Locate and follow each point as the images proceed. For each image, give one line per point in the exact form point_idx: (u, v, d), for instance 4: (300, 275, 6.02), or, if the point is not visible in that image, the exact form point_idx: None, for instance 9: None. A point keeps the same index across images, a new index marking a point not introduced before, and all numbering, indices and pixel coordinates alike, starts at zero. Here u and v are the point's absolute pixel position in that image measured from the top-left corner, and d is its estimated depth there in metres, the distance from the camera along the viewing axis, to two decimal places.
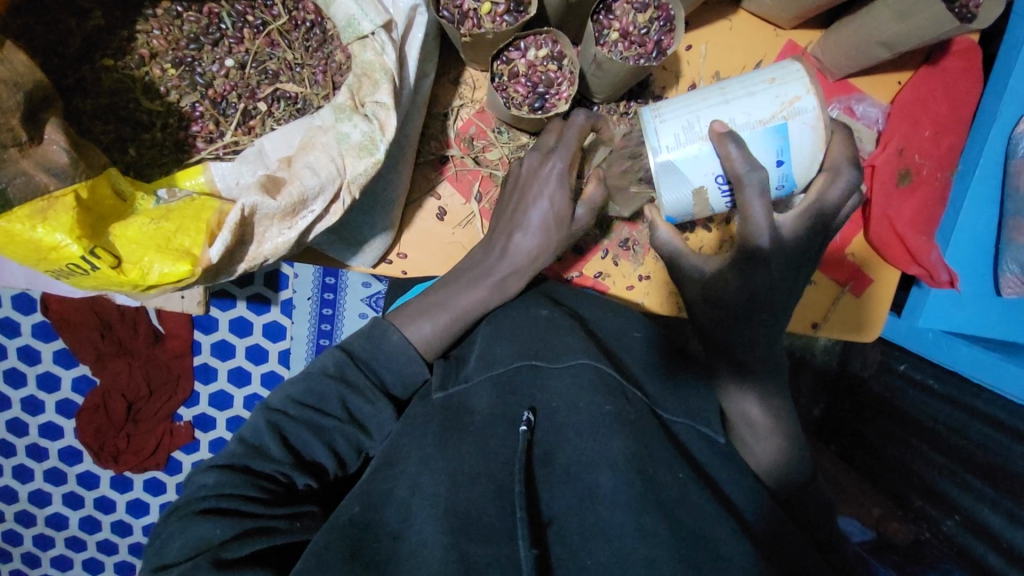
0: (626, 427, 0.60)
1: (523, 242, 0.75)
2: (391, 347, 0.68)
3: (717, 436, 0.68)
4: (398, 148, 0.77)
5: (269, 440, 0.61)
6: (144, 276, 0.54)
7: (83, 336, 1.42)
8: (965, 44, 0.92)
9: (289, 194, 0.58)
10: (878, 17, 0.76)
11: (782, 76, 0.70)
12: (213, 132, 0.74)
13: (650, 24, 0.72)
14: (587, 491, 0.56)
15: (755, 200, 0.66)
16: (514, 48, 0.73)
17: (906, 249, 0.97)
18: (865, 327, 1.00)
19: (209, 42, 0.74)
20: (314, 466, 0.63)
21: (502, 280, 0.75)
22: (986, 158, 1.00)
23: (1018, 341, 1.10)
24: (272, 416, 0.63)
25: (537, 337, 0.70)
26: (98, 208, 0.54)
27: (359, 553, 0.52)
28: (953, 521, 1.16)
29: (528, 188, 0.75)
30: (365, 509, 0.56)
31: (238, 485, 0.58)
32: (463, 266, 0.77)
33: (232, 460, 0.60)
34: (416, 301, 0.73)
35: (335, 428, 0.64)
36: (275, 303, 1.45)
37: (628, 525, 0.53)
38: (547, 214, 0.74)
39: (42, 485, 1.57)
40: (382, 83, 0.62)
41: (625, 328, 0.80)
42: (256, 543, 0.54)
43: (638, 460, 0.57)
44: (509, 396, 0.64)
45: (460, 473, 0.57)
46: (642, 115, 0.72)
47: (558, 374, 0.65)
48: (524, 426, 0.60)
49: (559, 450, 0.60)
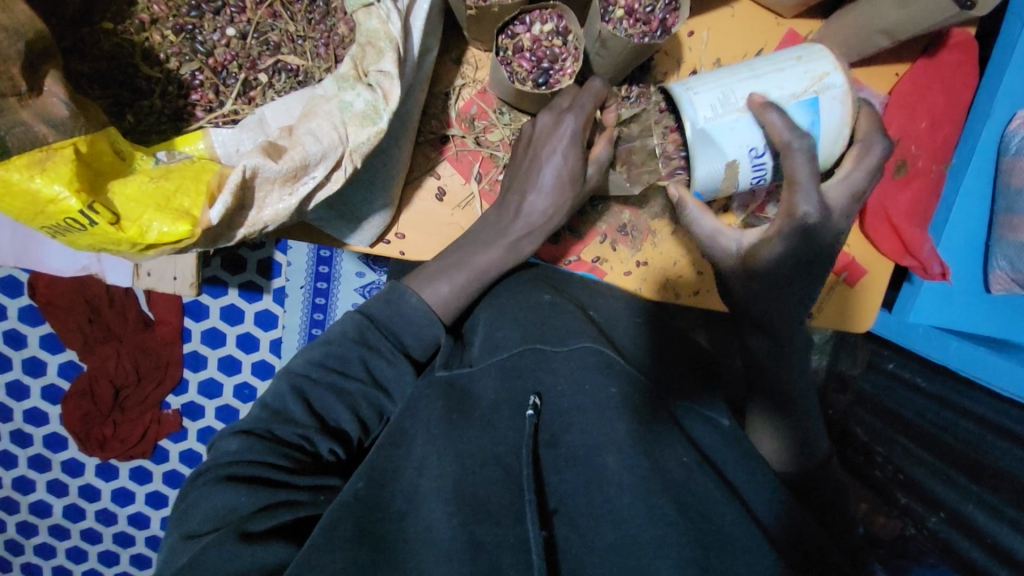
0: (628, 411, 0.60)
1: (537, 203, 0.75)
2: (411, 311, 0.69)
3: (719, 418, 0.69)
4: (399, 125, 0.77)
5: (293, 404, 0.61)
6: (143, 234, 0.53)
7: (71, 318, 1.40)
8: (963, 37, 0.93)
9: (291, 158, 0.58)
10: (880, 6, 0.77)
11: (809, 54, 0.71)
12: (213, 102, 0.73)
13: (655, 3, 0.72)
14: (593, 476, 0.57)
15: (803, 166, 0.65)
16: (519, 22, 0.73)
17: (900, 241, 0.98)
18: (857, 317, 1.01)
19: (210, 10, 0.74)
20: (338, 432, 0.63)
21: (516, 243, 0.75)
22: (978, 154, 1.02)
23: (1007, 338, 1.12)
24: (295, 380, 0.63)
25: (540, 322, 0.70)
26: (97, 164, 0.53)
27: (368, 531, 0.51)
28: (938, 517, 1.11)
29: (542, 149, 0.73)
30: (370, 487, 0.54)
31: (263, 451, 0.57)
32: (477, 226, 0.76)
33: (255, 425, 0.59)
34: (433, 262, 0.73)
35: (359, 391, 0.64)
36: (268, 291, 1.44)
37: (637, 508, 0.54)
38: (561, 170, 0.73)
39: (27, 471, 1.54)
40: (387, 52, 0.62)
41: (622, 314, 0.80)
42: (282, 516, 0.54)
43: (643, 445, 0.58)
44: (515, 382, 0.63)
45: (469, 458, 0.57)
46: (673, 89, 0.72)
47: (563, 356, 0.65)
48: (531, 410, 0.59)
49: (566, 434, 0.60)
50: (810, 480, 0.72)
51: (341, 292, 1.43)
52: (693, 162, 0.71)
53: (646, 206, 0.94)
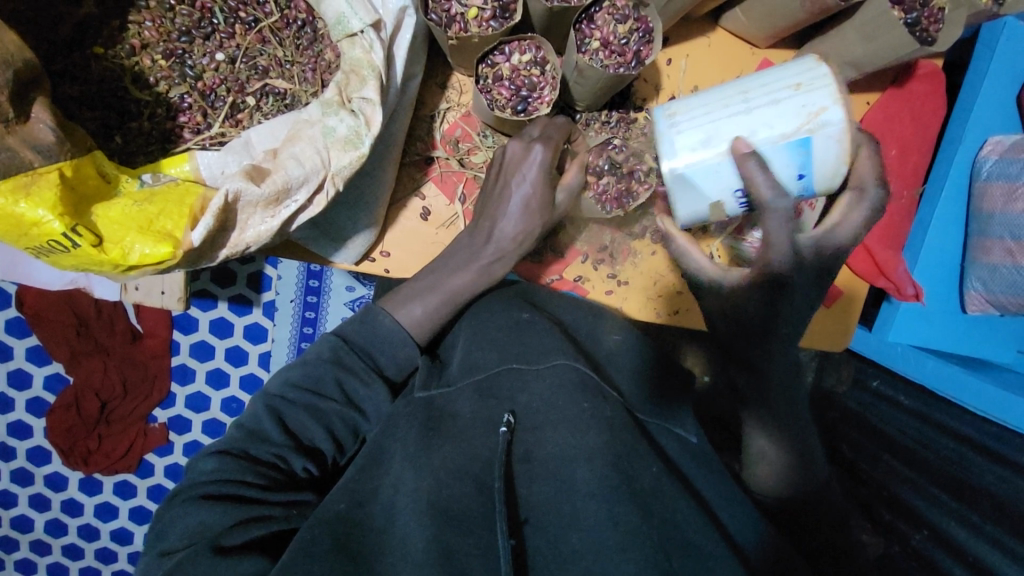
0: (605, 423, 0.59)
1: (508, 229, 0.76)
2: (384, 332, 0.70)
3: (690, 436, 0.69)
4: (383, 147, 0.79)
5: (268, 423, 0.62)
6: (125, 255, 0.55)
7: (58, 333, 1.40)
8: (930, 68, 0.96)
9: (274, 181, 0.59)
10: (846, 38, 0.80)
11: (809, 80, 0.67)
12: (201, 123, 0.75)
13: (629, 35, 0.74)
14: (563, 487, 0.56)
15: (778, 228, 0.67)
16: (499, 52, 0.75)
17: (875, 263, 1.00)
18: (833, 337, 1.04)
19: (200, 36, 0.76)
20: (312, 451, 0.63)
21: (488, 266, 0.77)
22: (952, 178, 1.06)
23: (981, 357, 1.15)
24: (271, 401, 0.63)
25: (517, 340, 0.69)
26: (82, 188, 0.55)
27: (346, 545, 0.51)
28: None
29: (511, 175, 0.75)
30: (351, 506, 0.55)
31: (238, 470, 0.58)
32: (452, 248, 0.78)
33: (230, 445, 0.60)
34: (408, 283, 0.75)
35: (333, 411, 0.65)
36: (257, 304, 1.45)
37: (601, 516, 0.53)
38: (530, 199, 0.75)
39: (8, 486, 1.53)
40: (370, 79, 0.64)
41: (603, 330, 0.80)
42: (256, 531, 0.54)
43: (613, 455, 0.57)
44: (491, 400, 0.63)
45: (443, 470, 0.56)
46: (660, 122, 0.72)
47: (538, 374, 0.64)
48: (504, 427, 0.59)
49: (538, 448, 0.59)
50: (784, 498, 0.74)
51: (328, 309, 1.44)
52: (674, 204, 0.74)
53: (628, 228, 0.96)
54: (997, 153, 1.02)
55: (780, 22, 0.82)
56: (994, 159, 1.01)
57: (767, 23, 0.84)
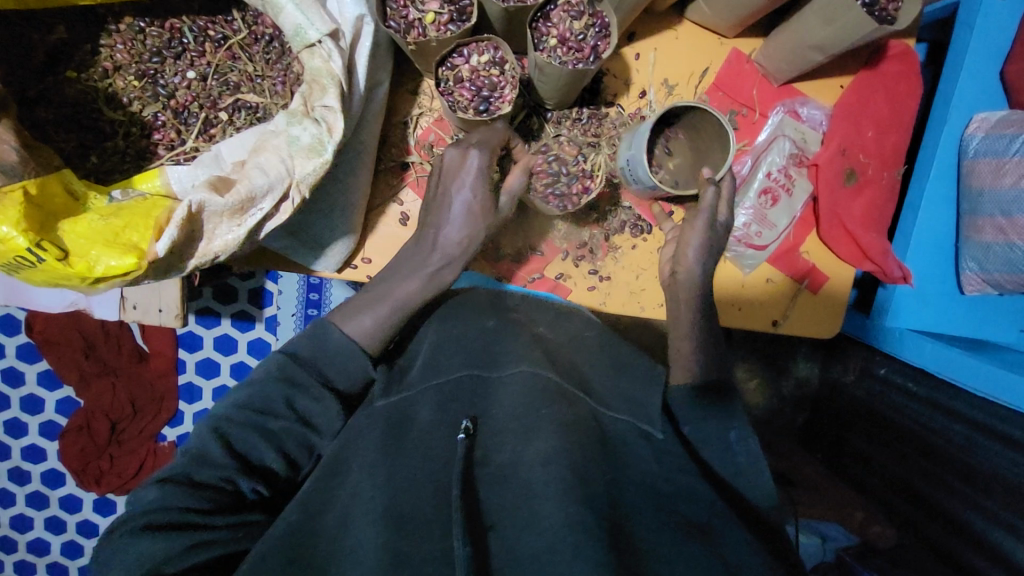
0: (562, 424, 0.59)
1: (452, 234, 0.76)
2: (335, 346, 0.69)
3: (656, 432, 0.68)
4: (355, 154, 0.81)
5: (213, 446, 0.61)
6: (91, 268, 0.56)
7: (66, 355, 1.44)
8: (902, 48, 0.96)
9: (237, 192, 0.61)
10: (809, 23, 0.80)
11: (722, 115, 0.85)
12: (175, 140, 0.77)
13: (586, 30, 0.75)
14: (522, 489, 0.56)
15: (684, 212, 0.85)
16: (458, 55, 0.76)
17: (858, 246, 0.99)
18: (823, 321, 1.01)
19: (171, 55, 0.78)
20: (262, 470, 0.63)
21: (437, 272, 0.76)
22: (939, 158, 1.05)
23: (984, 338, 1.13)
24: (216, 423, 0.62)
25: (478, 346, 0.72)
26: (49, 205, 0.57)
27: (296, 559, 0.52)
28: (937, 523, 1.13)
29: (451, 183, 0.75)
30: (305, 517, 0.56)
31: (181, 496, 0.58)
32: (401, 257, 0.78)
33: (174, 471, 0.60)
34: (353, 299, 0.74)
35: (283, 429, 0.64)
36: (260, 320, 1.48)
37: (556, 516, 0.52)
38: (471, 203, 0.75)
39: (23, 509, 1.56)
40: (330, 87, 0.65)
41: (576, 327, 0.83)
42: (198, 557, 0.54)
43: (567, 457, 0.56)
44: (448, 407, 0.64)
45: (398, 478, 0.57)
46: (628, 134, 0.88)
47: (502, 382, 0.66)
48: (463, 434, 0.59)
49: (497, 452, 0.60)
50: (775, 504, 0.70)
51: None
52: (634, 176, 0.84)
53: (606, 223, 0.97)
54: (983, 130, 1.01)
55: (742, 9, 0.83)
56: (981, 136, 1.00)
57: (730, 12, 0.85)
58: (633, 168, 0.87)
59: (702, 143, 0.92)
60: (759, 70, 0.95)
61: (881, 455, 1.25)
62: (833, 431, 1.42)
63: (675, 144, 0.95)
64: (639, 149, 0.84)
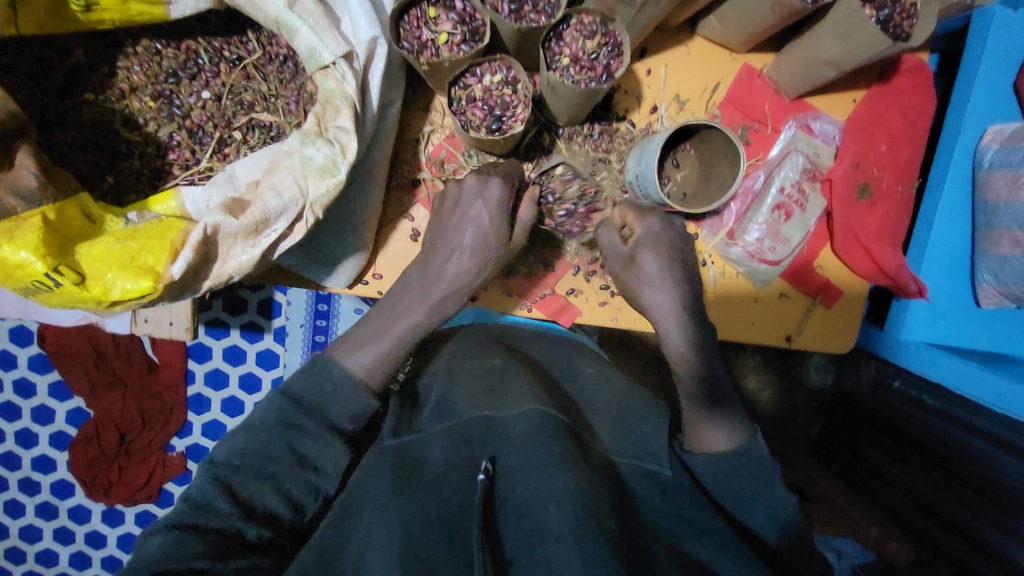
0: (574, 464, 0.59)
1: (469, 254, 0.79)
2: (333, 383, 0.69)
3: (662, 470, 0.67)
4: (367, 170, 0.81)
5: (215, 494, 0.60)
6: (107, 292, 0.56)
7: (77, 368, 1.45)
8: (915, 63, 0.95)
9: (252, 213, 0.61)
10: (823, 39, 0.80)
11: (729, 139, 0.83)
12: (190, 159, 0.78)
13: (599, 50, 0.75)
14: (535, 528, 0.56)
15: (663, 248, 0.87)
16: (471, 74, 0.76)
17: (871, 260, 0.97)
18: (836, 337, 1.00)
19: (187, 76, 0.79)
20: (266, 516, 0.62)
21: (446, 295, 0.78)
22: (953, 170, 1.04)
23: (1006, 352, 1.10)
24: (216, 470, 0.62)
25: (487, 386, 0.72)
26: (65, 229, 0.58)
27: None
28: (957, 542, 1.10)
29: (478, 201, 0.80)
30: (320, 563, 0.55)
31: (185, 545, 0.56)
32: (415, 278, 0.79)
33: (177, 522, 0.58)
34: (354, 332, 0.74)
35: (283, 472, 0.63)
36: (268, 331, 1.48)
37: (572, 555, 0.52)
38: (489, 226, 0.79)
39: (33, 520, 1.56)
40: (343, 108, 0.65)
41: (576, 366, 0.83)
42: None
43: (580, 495, 0.56)
44: (463, 447, 0.64)
45: (413, 522, 0.56)
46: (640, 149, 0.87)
47: (509, 422, 0.65)
48: (483, 475, 0.59)
49: (512, 491, 0.60)
50: (791, 540, 0.68)
51: (339, 330, 1.45)
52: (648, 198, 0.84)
53: None
54: (998, 142, 1.00)
55: (755, 27, 0.83)
56: (996, 149, 0.99)
57: (742, 30, 0.85)
58: (642, 184, 0.87)
59: (711, 156, 0.91)
60: (772, 85, 0.95)
61: (898, 470, 1.23)
62: (849, 443, 1.39)
63: (684, 156, 0.95)
64: (648, 165, 0.84)
